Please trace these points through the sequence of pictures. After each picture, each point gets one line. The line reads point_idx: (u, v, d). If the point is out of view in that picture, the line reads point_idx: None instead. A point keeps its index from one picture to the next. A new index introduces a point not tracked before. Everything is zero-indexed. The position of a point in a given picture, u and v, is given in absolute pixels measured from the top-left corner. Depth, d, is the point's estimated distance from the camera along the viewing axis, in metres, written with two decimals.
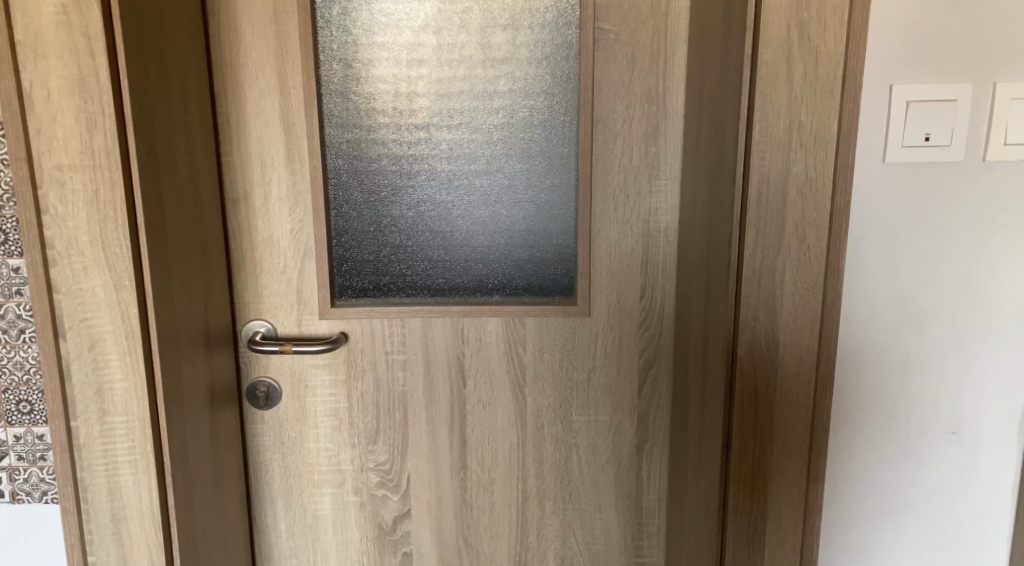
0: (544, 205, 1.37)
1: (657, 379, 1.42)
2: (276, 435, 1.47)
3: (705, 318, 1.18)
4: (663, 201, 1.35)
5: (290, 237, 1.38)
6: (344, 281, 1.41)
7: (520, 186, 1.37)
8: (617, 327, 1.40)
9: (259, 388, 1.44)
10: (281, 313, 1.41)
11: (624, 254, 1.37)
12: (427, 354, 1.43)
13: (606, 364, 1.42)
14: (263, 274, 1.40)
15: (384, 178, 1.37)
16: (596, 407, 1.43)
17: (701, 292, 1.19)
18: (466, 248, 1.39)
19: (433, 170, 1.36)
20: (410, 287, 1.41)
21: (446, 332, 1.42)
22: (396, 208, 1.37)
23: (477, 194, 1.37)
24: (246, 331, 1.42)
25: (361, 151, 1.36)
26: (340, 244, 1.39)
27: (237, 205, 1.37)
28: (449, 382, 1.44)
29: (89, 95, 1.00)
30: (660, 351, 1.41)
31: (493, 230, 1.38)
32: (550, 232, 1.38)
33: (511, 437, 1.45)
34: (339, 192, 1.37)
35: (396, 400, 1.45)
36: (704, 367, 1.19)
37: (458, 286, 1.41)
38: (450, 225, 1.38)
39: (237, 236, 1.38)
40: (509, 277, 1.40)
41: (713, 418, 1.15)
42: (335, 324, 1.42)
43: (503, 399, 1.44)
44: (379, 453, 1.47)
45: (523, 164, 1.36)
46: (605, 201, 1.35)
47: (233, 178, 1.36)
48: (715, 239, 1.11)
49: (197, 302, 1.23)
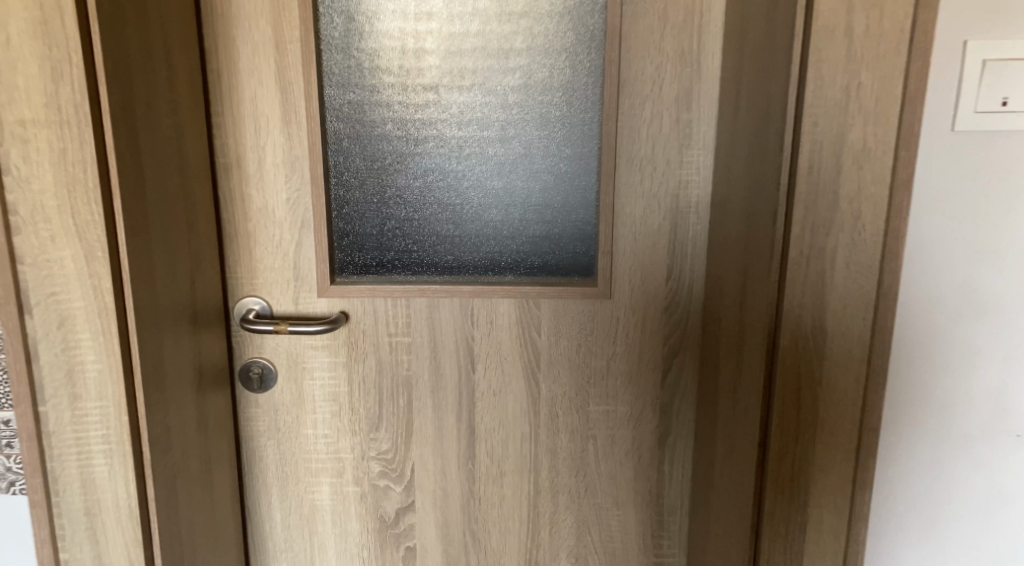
0: (564, 176, 1.26)
1: (684, 369, 1.31)
2: (271, 420, 1.37)
3: (742, 302, 1.07)
4: (695, 173, 1.23)
5: (286, 207, 1.27)
6: (345, 256, 1.31)
7: (537, 155, 1.26)
8: (640, 311, 1.29)
9: (253, 370, 1.34)
10: (277, 289, 1.31)
11: (650, 232, 1.25)
12: (433, 336, 1.32)
13: (628, 351, 1.31)
14: (257, 247, 1.29)
15: (389, 145, 1.26)
16: (615, 396, 1.33)
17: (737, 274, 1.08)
18: (477, 222, 1.29)
19: (442, 136, 1.26)
20: (416, 264, 1.31)
21: (454, 313, 1.31)
22: (402, 178, 1.27)
23: (490, 163, 1.26)
24: (239, 309, 1.31)
25: (364, 114, 1.25)
26: (341, 217, 1.29)
27: (230, 171, 1.26)
28: (458, 367, 1.33)
29: (54, 41, 0.89)
30: (686, 338, 1.29)
31: (507, 203, 1.27)
32: (570, 207, 1.27)
33: (523, 427, 1.35)
34: (340, 158, 1.27)
35: (400, 385, 1.35)
36: (739, 355, 1.08)
37: (468, 263, 1.30)
38: (459, 197, 1.28)
39: (229, 205, 1.28)
40: (524, 254, 1.29)
41: (748, 412, 1.04)
42: (334, 303, 1.31)
43: (515, 386, 1.33)
44: (381, 441, 1.37)
45: (541, 131, 1.25)
46: (629, 172, 1.23)
47: (225, 142, 1.25)
48: (757, 214, 0.99)
49: (182, 277, 1.13)
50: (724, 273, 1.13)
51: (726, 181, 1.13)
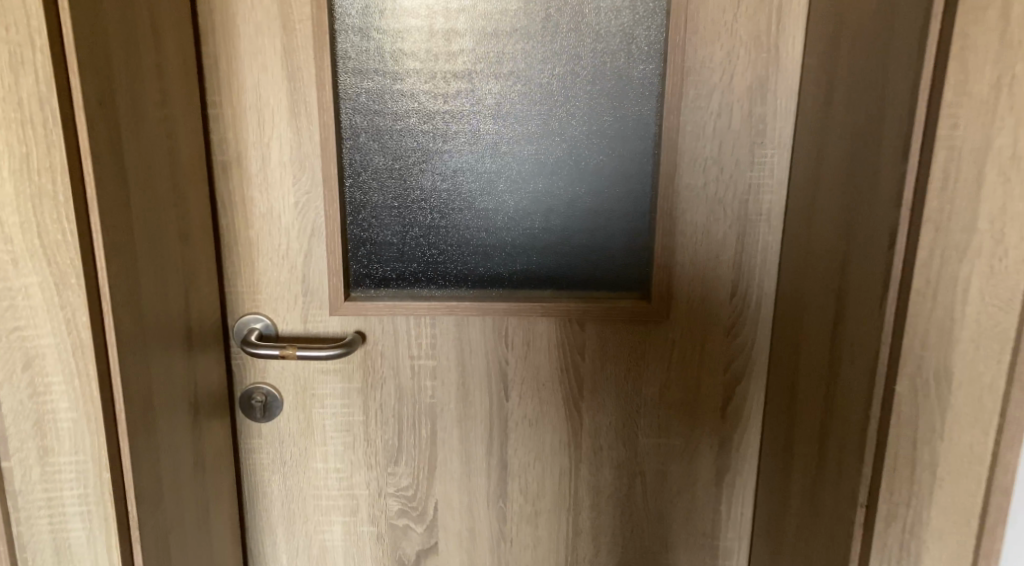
0: (614, 177, 1.09)
1: (748, 397, 1.15)
2: (275, 453, 1.21)
3: (836, 330, 0.91)
4: (768, 175, 1.06)
5: (293, 212, 1.11)
6: (361, 268, 1.14)
7: (583, 153, 1.09)
8: (699, 333, 1.13)
9: (255, 397, 1.18)
10: (283, 306, 1.14)
11: (713, 243, 1.09)
12: (461, 360, 1.16)
13: (683, 377, 1.15)
14: (260, 258, 1.13)
15: (413, 141, 1.10)
16: (667, 427, 1.17)
17: (830, 297, 0.92)
18: (512, 230, 1.12)
19: (474, 131, 1.09)
20: (443, 277, 1.14)
21: (485, 334, 1.15)
22: (427, 178, 1.11)
23: (529, 163, 1.10)
24: (239, 329, 1.15)
25: (384, 105, 1.09)
26: (357, 223, 1.13)
27: (228, 170, 1.09)
28: (489, 395, 1.17)
29: (12, 19, 0.71)
30: (751, 363, 1.13)
31: (548, 209, 1.11)
32: (620, 213, 1.11)
33: (562, 461, 1.19)
34: (356, 156, 1.10)
35: (423, 414, 1.19)
36: (830, 392, 0.92)
37: (501, 275, 1.14)
38: (493, 201, 1.11)
39: (227, 210, 1.11)
40: (566, 266, 1.13)
41: (844, 462, 0.88)
42: (348, 322, 1.15)
43: (554, 416, 1.18)
44: (401, 476, 1.21)
45: (588, 126, 1.08)
46: (692, 175, 1.07)
47: (223, 137, 1.08)
48: (866, 233, 0.83)
49: (175, 298, 0.96)
50: (811, 295, 0.97)
51: (813, 188, 0.97)
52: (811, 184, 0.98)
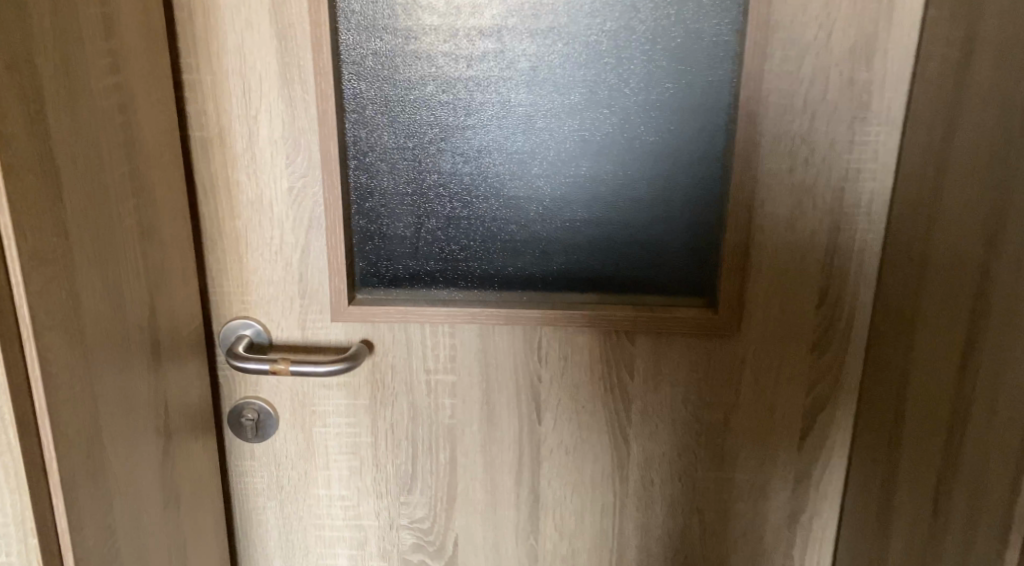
0: (675, 159, 0.89)
1: (832, 427, 0.95)
2: (270, 477, 1.04)
3: (976, 361, 0.72)
4: (870, 158, 0.85)
5: (287, 199, 0.92)
6: (368, 266, 0.96)
7: (637, 129, 0.89)
8: (776, 351, 0.93)
9: (246, 415, 1.00)
10: (277, 310, 0.97)
11: (799, 242, 0.89)
12: (487, 375, 0.97)
13: (754, 403, 0.95)
14: (249, 254, 0.95)
15: (429, 114, 0.90)
16: (732, 459, 0.98)
17: (969, 316, 0.73)
18: (548, 223, 0.93)
19: (503, 102, 0.90)
20: (466, 278, 0.96)
21: (516, 346, 0.96)
22: (446, 159, 0.92)
23: (571, 141, 0.90)
24: (225, 336, 0.97)
25: (395, 70, 0.89)
26: (362, 213, 0.94)
27: (209, 148, 0.91)
28: (519, 417, 0.99)
29: None
30: (839, 388, 0.93)
31: (593, 197, 0.91)
32: (681, 202, 0.91)
33: (604, 495, 1.01)
34: (360, 132, 0.91)
35: (441, 436, 1.01)
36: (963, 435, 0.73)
37: (536, 276, 0.95)
38: (526, 187, 0.92)
39: (209, 197, 0.93)
40: (613, 266, 0.94)
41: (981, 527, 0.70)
42: (354, 330, 0.97)
43: (596, 443, 0.99)
44: (416, 507, 1.04)
45: (644, 96, 0.88)
46: (774, 157, 0.86)
47: (202, 108, 0.90)
48: None
49: (137, 308, 0.79)
50: (940, 319, 0.77)
51: (950, 183, 0.76)
52: (944, 176, 0.77)
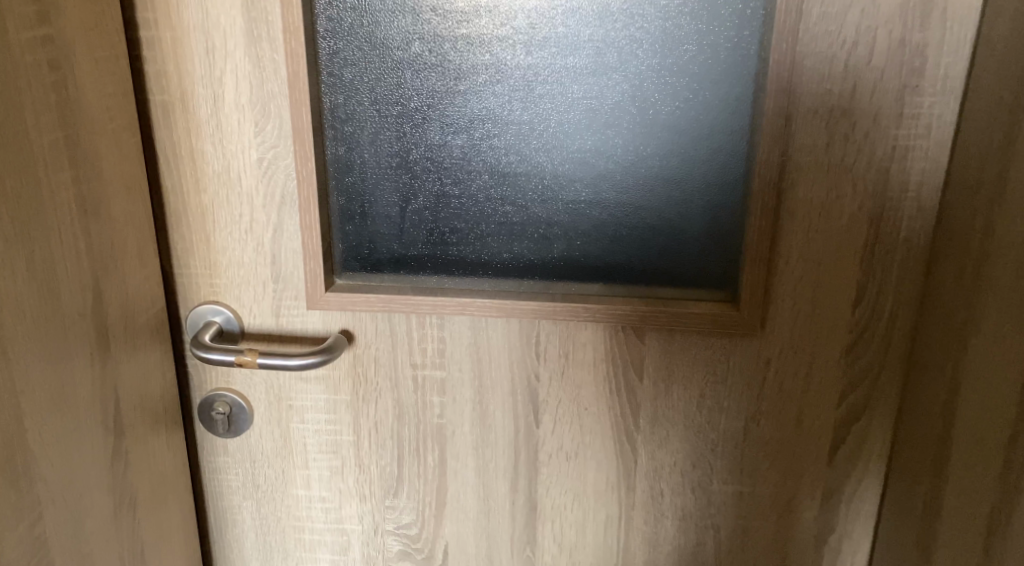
0: (693, 132, 0.78)
1: (868, 441, 0.84)
2: (245, 474, 0.95)
3: None
4: (922, 134, 0.73)
5: (257, 173, 0.82)
6: (349, 248, 0.86)
7: (651, 97, 0.77)
8: (805, 354, 0.81)
9: (217, 408, 0.92)
10: (248, 295, 0.87)
11: (835, 230, 0.77)
12: (479, 371, 0.88)
13: (779, 412, 0.84)
14: (217, 232, 0.85)
15: (414, 78, 0.80)
16: (753, 471, 0.87)
17: None
18: (549, 203, 0.82)
19: (498, 64, 0.79)
20: (457, 263, 0.86)
21: (511, 341, 0.86)
22: (435, 130, 0.81)
23: (574, 111, 0.79)
24: (192, 322, 0.88)
25: (376, 27, 0.79)
26: (341, 189, 0.84)
27: (170, 114, 0.81)
28: (514, 418, 0.89)
29: None
30: (876, 397, 0.82)
31: (599, 174, 0.81)
32: (700, 182, 0.79)
33: (609, 505, 0.91)
34: (338, 98, 0.81)
35: (429, 437, 0.91)
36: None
37: (535, 263, 0.85)
38: (523, 163, 0.81)
39: (172, 168, 0.83)
40: (622, 254, 0.83)
41: None
42: (333, 319, 0.87)
43: (600, 449, 0.89)
44: (402, 512, 0.95)
45: (659, 59, 0.76)
46: (809, 131, 0.74)
47: (162, 69, 0.80)
48: None
49: (77, 294, 0.70)
50: (1002, 326, 0.66)
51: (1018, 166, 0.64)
52: (1010, 156, 0.65)
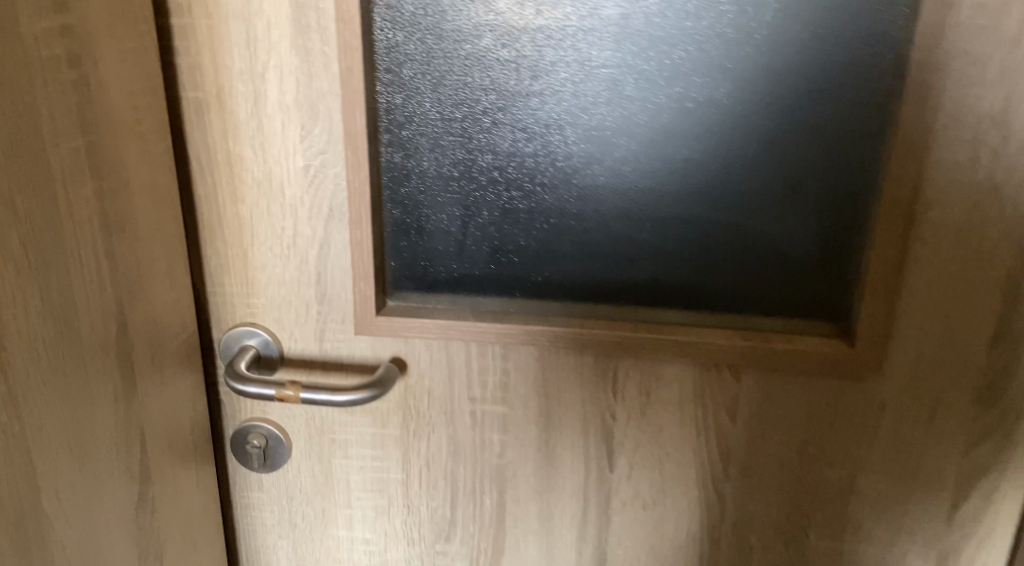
0: (807, 142, 0.67)
1: (995, 499, 0.73)
2: (281, 513, 0.86)
3: None
4: None
5: (301, 181, 0.73)
6: (404, 266, 0.76)
7: (759, 102, 0.67)
8: (928, 399, 0.71)
9: (252, 441, 0.82)
10: (289, 317, 0.78)
11: (973, 259, 0.66)
12: (547, 407, 0.78)
13: (892, 464, 0.73)
14: (255, 247, 0.76)
15: (483, 76, 0.70)
16: (858, 528, 0.76)
17: None
18: (634, 221, 0.72)
19: (581, 61, 0.68)
20: (525, 286, 0.76)
21: (584, 375, 0.76)
22: (505, 135, 0.71)
23: (668, 115, 0.69)
24: (226, 347, 0.79)
25: (441, 17, 0.69)
26: (397, 200, 0.74)
27: (205, 113, 0.72)
28: (586, 460, 0.79)
29: None
30: (1010, 450, 0.71)
31: (693, 188, 0.70)
32: (812, 200, 0.69)
33: (689, 559, 0.81)
34: (396, 97, 0.71)
35: (488, 478, 0.81)
36: None
37: (614, 287, 0.74)
38: (605, 174, 0.71)
39: (207, 175, 0.74)
40: (716, 280, 0.73)
41: None
42: (383, 346, 0.78)
43: (681, 496, 0.78)
44: (454, 559, 0.85)
45: (771, 57, 0.66)
46: (951, 143, 0.64)
47: (196, 62, 0.70)
48: None
49: (98, 324, 0.61)
50: None
51: None
52: None
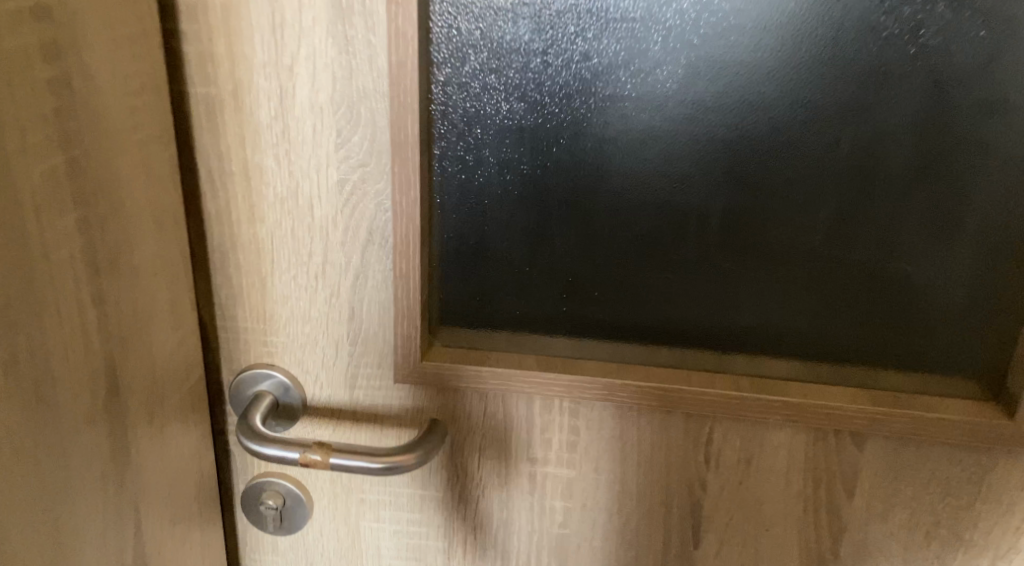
0: (969, 165, 0.54)
1: None
2: None
3: None
4: None
5: (335, 198, 0.59)
6: (455, 299, 0.63)
7: (913, 114, 0.54)
8: None
9: (267, 501, 0.69)
10: (314, 359, 0.64)
11: None
12: (622, 472, 0.65)
13: None
14: (276, 276, 0.62)
15: (566, 74, 0.56)
16: None
17: None
18: (743, 254, 0.59)
19: (690, 58, 0.55)
20: (603, 328, 0.63)
21: (672, 437, 0.63)
22: (588, 147, 0.58)
23: (795, 127, 0.55)
24: (239, 393, 0.66)
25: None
26: (450, 222, 0.61)
27: (218, 113, 0.58)
28: (665, 532, 0.66)
29: None
30: None
31: (821, 217, 0.57)
32: (968, 236, 0.56)
33: None
34: (455, 98, 0.58)
35: (546, 549, 0.69)
36: None
37: (713, 333, 0.61)
38: (712, 198, 0.58)
39: (219, 187, 0.60)
40: (839, 326, 0.60)
41: None
42: (428, 396, 0.65)
43: None
44: None
45: (932, 59, 0.52)
46: None
47: (208, 49, 0.56)
48: None
49: (81, 388, 0.48)
50: None
51: None
52: None
